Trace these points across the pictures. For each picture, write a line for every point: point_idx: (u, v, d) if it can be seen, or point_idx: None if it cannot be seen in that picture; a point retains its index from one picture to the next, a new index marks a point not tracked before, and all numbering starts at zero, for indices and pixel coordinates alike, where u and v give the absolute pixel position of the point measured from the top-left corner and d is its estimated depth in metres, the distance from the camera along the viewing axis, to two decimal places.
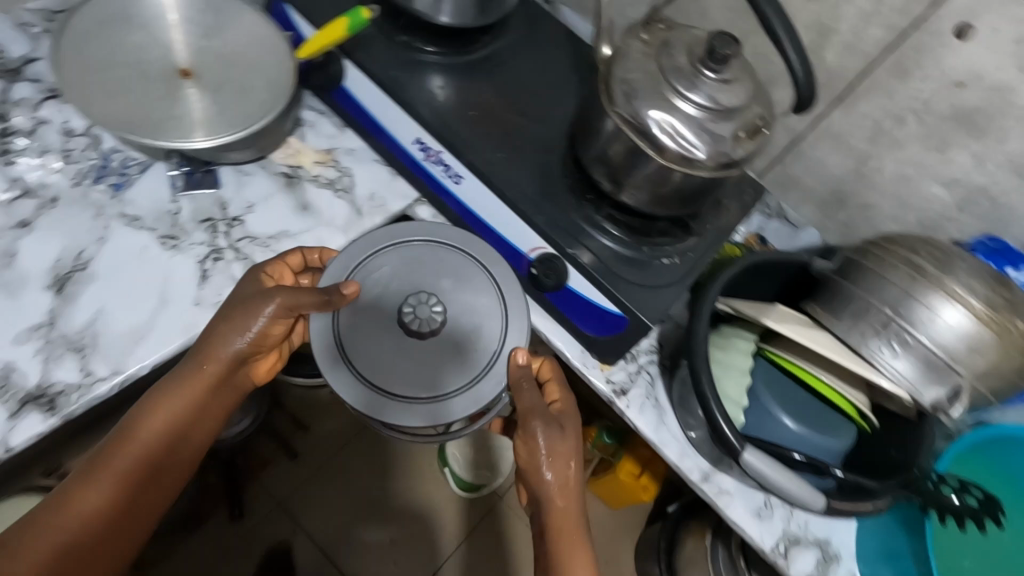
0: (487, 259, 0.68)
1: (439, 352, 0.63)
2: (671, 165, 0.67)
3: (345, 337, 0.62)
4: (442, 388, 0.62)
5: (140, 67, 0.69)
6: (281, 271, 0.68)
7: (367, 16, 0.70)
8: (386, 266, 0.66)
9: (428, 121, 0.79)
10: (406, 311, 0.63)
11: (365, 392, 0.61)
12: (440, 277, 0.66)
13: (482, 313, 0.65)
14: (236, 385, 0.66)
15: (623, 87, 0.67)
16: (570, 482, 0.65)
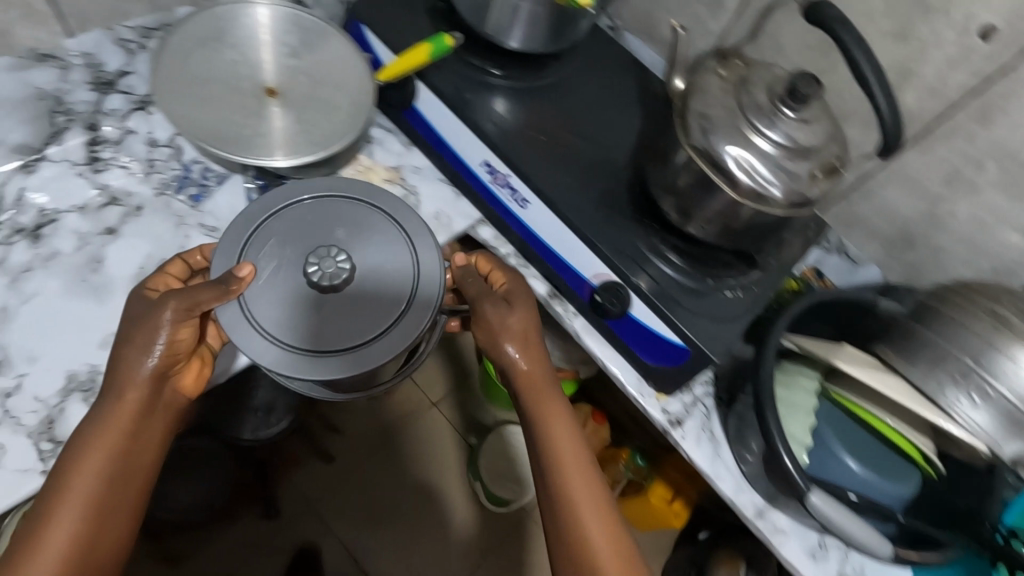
0: (382, 203, 0.71)
1: (361, 307, 0.66)
2: (743, 200, 0.67)
3: (255, 310, 0.64)
4: (375, 329, 0.65)
5: (230, 84, 0.71)
6: (165, 281, 0.67)
7: (448, 43, 0.72)
8: (271, 239, 0.67)
9: (498, 141, 0.79)
10: (313, 270, 0.65)
11: (306, 359, 0.63)
12: (330, 230, 0.69)
13: (387, 250, 0.69)
14: (168, 402, 0.64)
15: (701, 121, 0.68)
16: (527, 345, 0.71)
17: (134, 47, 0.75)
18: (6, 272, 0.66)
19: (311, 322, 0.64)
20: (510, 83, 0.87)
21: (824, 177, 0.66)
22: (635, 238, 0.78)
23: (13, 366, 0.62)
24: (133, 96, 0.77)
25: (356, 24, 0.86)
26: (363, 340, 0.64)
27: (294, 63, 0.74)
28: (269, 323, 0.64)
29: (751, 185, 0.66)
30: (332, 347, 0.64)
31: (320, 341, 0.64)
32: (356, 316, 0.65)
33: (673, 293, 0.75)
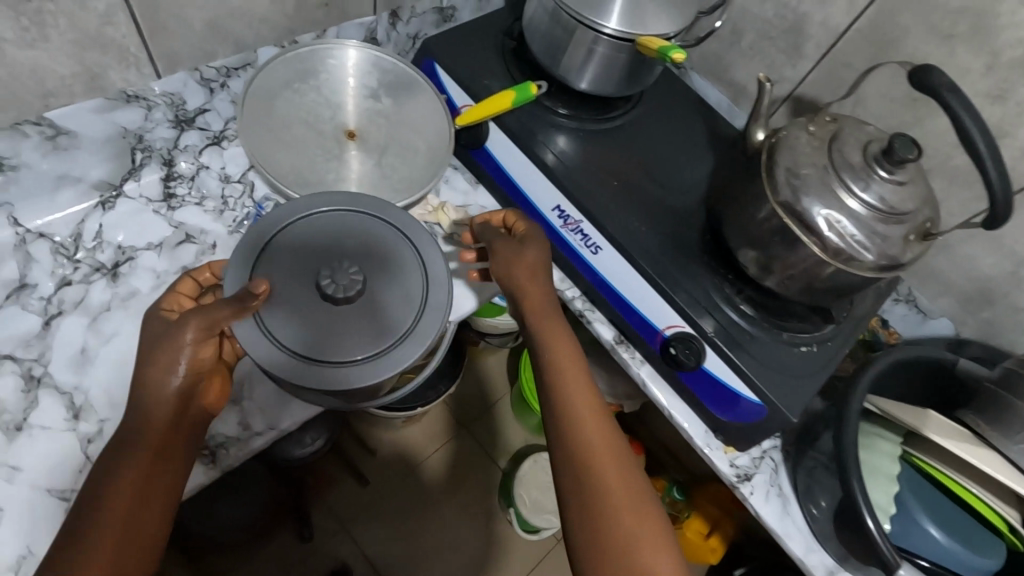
0: (394, 216, 0.65)
1: (375, 319, 0.60)
2: (829, 260, 0.65)
3: (269, 322, 0.58)
4: (388, 338, 0.59)
5: (314, 125, 0.73)
6: (179, 301, 0.62)
7: (532, 93, 0.78)
8: (280, 252, 0.61)
9: (572, 186, 0.79)
10: (324, 282, 0.59)
11: (320, 372, 0.57)
12: (339, 240, 0.63)
13: (398, 256, 0.63)
14: (191, 422, 0.58)
15: (791, 179, 0.66)
16: (537, 278, 0.69)
17: (213, 85, 0.74)
18: (86, 312, 0.65)
19: (320, 332, 0.58)
20: (581, 122, 0.86)
21: (917, 239, 0.64)
22: (707, 287, 0.77)
23: (94, 412, 0.61)
24: (209, 132, 0.75)
25: (428, 62, 0.85)
26: (375, 350, 0.59)
27: (377, 107, 0.76)
28: (283, 336, 0.57)
29: (843, 245, 0.64)
30: (344, 357, 0.58)
31: (337, 355, 0.58)
32: (373, 327, 0.59)
33: (747, 345, 0.75)
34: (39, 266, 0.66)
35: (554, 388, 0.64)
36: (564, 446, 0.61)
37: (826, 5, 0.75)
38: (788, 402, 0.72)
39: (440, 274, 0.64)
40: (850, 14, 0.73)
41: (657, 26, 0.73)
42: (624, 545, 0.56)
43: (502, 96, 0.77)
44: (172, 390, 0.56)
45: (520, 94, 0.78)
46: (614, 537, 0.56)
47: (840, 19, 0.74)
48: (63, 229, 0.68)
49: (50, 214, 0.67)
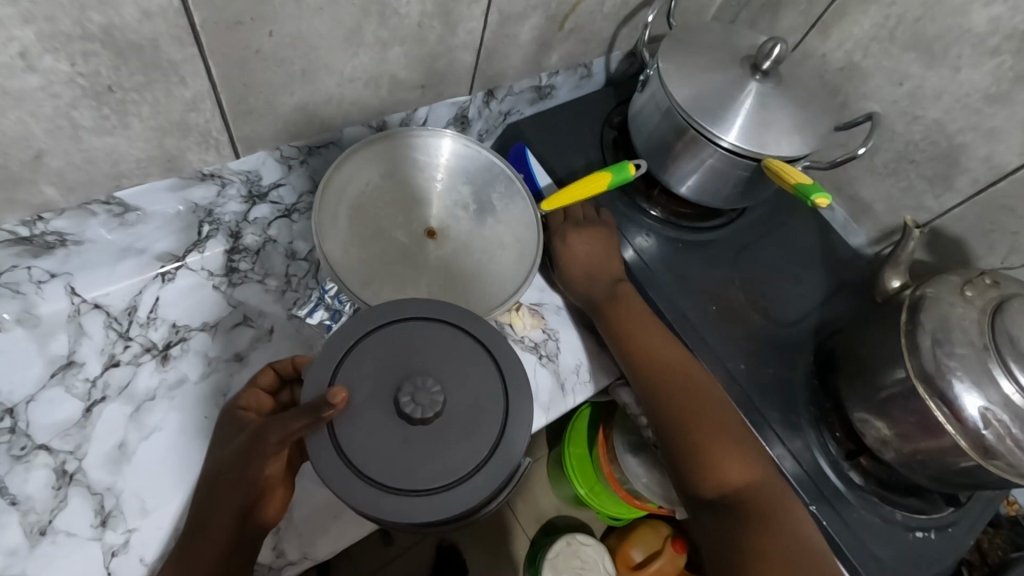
0: (476, 328, 0.55)
1: (455, 439, 0.49)
2: (967, 450, 0.55)
3: (340, 437, 0.48)
4: (460, 472, 0.48)
5: (393, 226, 0.68)
6: (258, 398, 0.59)
7: (632, 173, 0.67)
8: (357, 375, 0.51)
9: (666, 310, 0.71)
10: (402, 400, 0.49)
11: (399, 502, 0.47)
12: (424, 349, 0.53)
13: (478, 369, 0.53)
14: (255, 531, 0.51)
15: (936, 353, 0.56)
16: (591, 255, 0.71)
17: (292, 163, 0.67)
18: (130, 399, 0.61)
19: (390, 456, 0.48)
20: (679, 233, 0.77)
21: None
22: (811, 443, 0.67)
23: (122, 520, 0.56)
24: (281, 205, 0.71)
25: (519, 147, 0.79)
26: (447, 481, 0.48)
27: (455, 198, 0.71)
28: (353, 458, 0.48)
29: (998, 445, 0.53)
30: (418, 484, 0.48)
31: (411, 480, 0.48)
32: (451, 451, 0.49)
33: (853, 523, 0.64)
34: (90, 341, 0.62)
35: (634, 329, 0.66)
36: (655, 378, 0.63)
37: (994, 141, 0.64)
38: None
39: (523, 411, 0.52)
40: None
41: (784, 143, 0.64)
42: (710, 442, 0.59)
43: (597, 176, 0.67)
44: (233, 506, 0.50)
45: (618, 175, 0.67)
46: (706, 431, 0.59)
47: (1009, 158, 0.64)
48: (119, 301, 0.64)
49: (109, 286, 0.64)
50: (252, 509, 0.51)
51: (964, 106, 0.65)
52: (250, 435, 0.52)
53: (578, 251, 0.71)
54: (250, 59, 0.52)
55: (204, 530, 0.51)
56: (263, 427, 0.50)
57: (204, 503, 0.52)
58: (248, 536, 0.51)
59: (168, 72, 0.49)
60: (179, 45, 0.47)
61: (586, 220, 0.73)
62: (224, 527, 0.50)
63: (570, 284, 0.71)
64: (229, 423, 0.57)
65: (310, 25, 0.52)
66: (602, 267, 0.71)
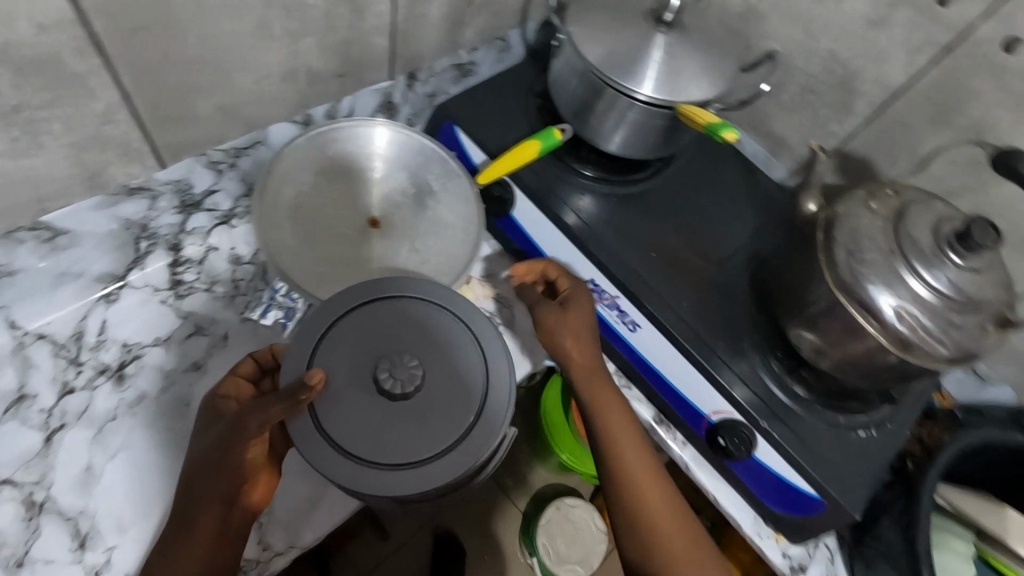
0: (449, 303, 0.57)
1: (432, 413, 0.51)
2: (888, 346, 0.60)
3: (322, 416, 0.50)
4: (442, 443, 0.50)
5: (334, 217, 0.67)
6: (239, 386, 0.58)
7: (559, 138, 0.69)
8: (336, 356, 0.52)
9: (609, 262, 0.73)
10: (382, 376, 0.51)
11: (385, 478, 0.49)
12: (399, 326, 0.54)
13: (454, 342, 0.55)
14: (240, 522, 0.52)
15: (850, 260, 0.61)
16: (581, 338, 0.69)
17: (222, 167, 0.67)
18: (90, 422, 0.60)
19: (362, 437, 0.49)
20: (612, 191, 0.80)
21: (997, 330, 0.59)
22: (756, 366, 0.72)
23: (101, 539, 0.56)
24: (218, 212, 0.70)
25: (447, 124, 0.79)
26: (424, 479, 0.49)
27: (394, 183, 0.69)
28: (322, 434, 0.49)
29: (913, 336, 0.59)
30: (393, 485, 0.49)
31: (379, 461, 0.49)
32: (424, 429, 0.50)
33: (802, 433, 0.69)
34: (38, 371, 0.61)
35: (612, 421, 0.66)
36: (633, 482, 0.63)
37: (882, 63, 0.69)
38: (851, 498, 0.66)
39: (500, 379, 0.54)
40: (909, 72, 0.68)
41: (693, 89, 0.67)
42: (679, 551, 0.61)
43: (525, 147, 0.69)
44: (218, 497, 0.51)
45: (545, 142, 0.69)
46: (676, 544, 0.62)
47: (896, 77, 0.69)
48: (62, 328, 0.63)
49: (50, 314, 0.63)
50: (235, 501, 0.52)
51: (851, 34, 0.70)
52: (229, 424, 0.52)
53: (563, 328, 0.69)
54: (159, 65, 0.52)
55: (188, 527, 0.51)
56: (242, 415, 0.51)
57: (185, 500, 0.52)
58: (234, 528, 0.52)
59: (76, 86, 0.48)
60: (82, 56, 0.47)
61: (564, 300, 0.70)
62: (212, 518, 0.51)
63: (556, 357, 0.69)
64: (208, 414, 0.57)
65: (215, 24, 0.52)
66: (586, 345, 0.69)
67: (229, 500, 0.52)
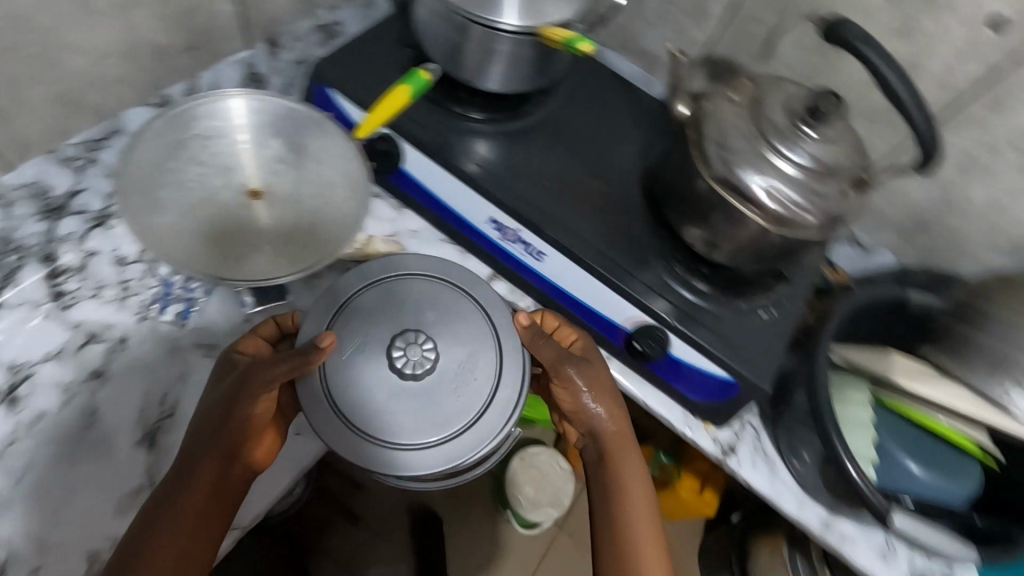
0: (475, 291, 0.62)
1: (437, 403, 0.57)
2: (767, 226, 0.64)
3: (334, 379, 0.57)
4: (449, 431, 0.56)
5: (211, 195, 0.65)
6: (256, 344, 0.61)
7: (427, 77, 0.67)
8: (365, 322, 0.59)
9: (505, 196, 0.74)
10: (398, 355, 0.58)
11: (393, 453, 0.55)
12: (419, 306, 0.61)
13: (471, 332, 0.60)
14: (237, 478, 0.57)
15: (720, 150, 0.65)
16: (613, 403, 0.69)
17: (79, 163, 0.66)
18: None
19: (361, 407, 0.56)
20: (500, 128, 0.80)
21: (854, 191, 0.64)
22: (661, 271, 0.75)
23: (24, 561, 0.55)
24: (90, 213, 0.67)
25: (320, 88, 0.76)
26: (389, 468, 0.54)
27: (270, 152, 0.67)
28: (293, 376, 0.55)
29: (784, 211, 0.63)
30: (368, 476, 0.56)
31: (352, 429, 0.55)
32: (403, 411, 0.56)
33: (710, 323, 0.73)
34: None
35: (617, 478, 0.67)
36: (616, 531, 0.65)
37: None
38: (759, 374, 0.71)
39: (511, 377, 0.59)
40: None
41: (553, 10, 0.68)
42: None
43: (395, 93, 0.66)
44: (219, 451, 0.56)
45: (414, 83, 0.67)
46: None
47: None
48: None
49: None
50: (235, 458, 0.57)
51: None
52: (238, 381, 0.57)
53: (585, 386, 0.68)
54: None
55: (186, 478, 0.55)
56: (251, 372, 0.56)
57: (187, 454, 0.56)
58: (230, 484, 0.56)
59: None
60: None
61: (589, 358, 0.70)
62: (210, 472, 0.55)
63: (575, 408, 0.69)
64: (223, 367, 0.61)
65: (24, 3, 0.49)
66: (605, 395, 0.69)
67: (232, 454, 0.56)
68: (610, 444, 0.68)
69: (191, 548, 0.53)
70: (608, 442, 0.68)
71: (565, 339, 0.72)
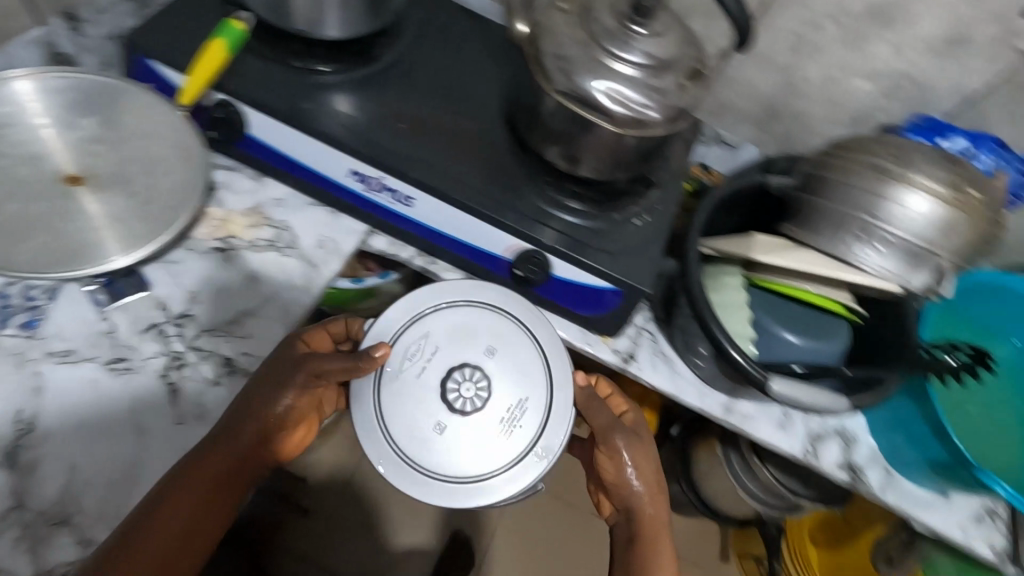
0: (536, 330, 0.70)
1: (484, 447, 0.65)
2: (624, 130, 0.64)
3: (387, 387, 0.66)
4: (488, 471, 0.65)
5: (22, 188, 0.59)
6: (320, 337, 0.71)
7: (244, 29, 0.62)
8: (421, 339, 0.68)
9: (359, 145, 0.71)
10: (451, 389, 0.66)
11: (421, 482, 0.64)
12: (474, 323, 0.69)
13: (520, 359, 0.68)
14: (256, 465, 0.64)
15: (559, 62, 0.65)
16: (658, 495, 0.78)
17: None
18: None
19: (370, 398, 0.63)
20: (348, 76, 0.77)
21: (691, 83, 0.67)
22: (533, 197, 0.74)
23: None
24: None
25: (138, 58, 0.67)
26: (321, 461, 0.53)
27: (82, 133, 0.63)
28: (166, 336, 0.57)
29: (628, 113, 0.64)
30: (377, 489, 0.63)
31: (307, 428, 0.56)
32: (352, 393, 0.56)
33: (587, 239, 0.73)
34: None
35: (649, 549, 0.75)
36: None
37: None
38: (640, 279, 0.72)
39: (553, 436, 0.66)
40: None
41: None
42: None
43: (212, 50, 0.61)
44: (256, 432, 0.63)
45: (230, 36, 0.62)
46: None
47: None
48: None
49: None
50: (266, 441, 0.64)
51: None
52: (289, 364, 0.65)
53: (637, 468, 0.77)
54: None
55: (214, 444, 0.60)
56: (298, 364, 0.64)
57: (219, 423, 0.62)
58: (253, 464, 0.63)
59: None
60: None
61: (638, 438, 0.79)
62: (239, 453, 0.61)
63: (614, 470, 0.78)
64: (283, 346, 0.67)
65: None
66: (643, 490, 0.77)
67: (268, 436, 0.64)
68: (648, 527, 0.76)
69: (193, 526, 0.59)
70: (642, 518, 0.77)
71: (617, 409, 0.83)
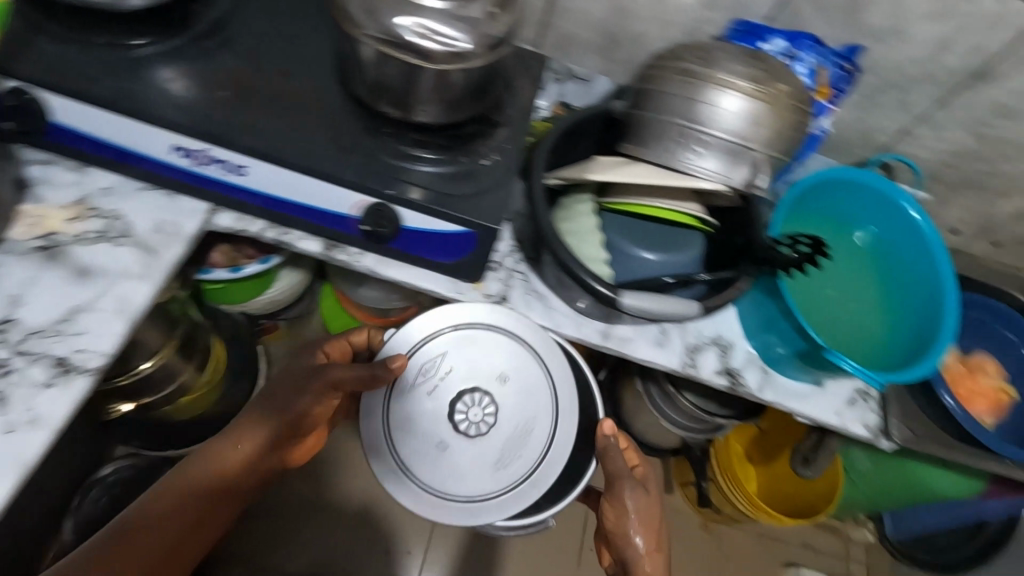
0: (534, 368, 0.87)
1: (483, 473, 0.85)
2: (445, 66, 0.66)
3: (398, 404, 0.86)
4: (497, 497, 0.83)
5: None
6: (338, 350, 0.90)
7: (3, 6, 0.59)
8: (440, 361, 0.86)
9: (177, 117, 0.68)
10: (461, 414, 0.86)
11: (432, 505, 0.82)
12: (483, 355, 0.87)
13: (528, 399, 0.87)
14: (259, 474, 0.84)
15: (364, 7, 0.66)
16: (653, 531, 0.88)
17: None
18: None
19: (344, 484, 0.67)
20: (165, 48, 0.74)
21: (499, 11, 0.69)
22: (376, 150, 0.73)
23: None
24: None
25: None
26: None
27: None
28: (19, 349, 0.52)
29: (435, 47, 0.65)
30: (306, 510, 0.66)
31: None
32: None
33: (433, 185, 0.73)
34: None
35: None
36: None
37: None
38: (487, 217, 0.72)
39: (560, 445, 0.86)
40: None
41: None
42: None
43: None
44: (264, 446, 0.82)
45: None
46: None
47: None
48: None
49: None
50: (275, 447, 0.84)
51: None
52: (293, 395, 0.83)
53: (629, 523, 0.88)
54: None
55: (225, 459, 0.79)
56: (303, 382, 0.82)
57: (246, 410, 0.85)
58: (256, 470, 0.83)
59: None
60: None
61: (641, 489, 0.89)
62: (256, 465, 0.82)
63: (617, 519, 0.89)
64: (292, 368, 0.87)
65: None
66: (647, 547, 0.87)
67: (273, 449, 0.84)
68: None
69: (182, 539, 0.74)
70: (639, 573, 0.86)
71: (632, 462, 0.91)
